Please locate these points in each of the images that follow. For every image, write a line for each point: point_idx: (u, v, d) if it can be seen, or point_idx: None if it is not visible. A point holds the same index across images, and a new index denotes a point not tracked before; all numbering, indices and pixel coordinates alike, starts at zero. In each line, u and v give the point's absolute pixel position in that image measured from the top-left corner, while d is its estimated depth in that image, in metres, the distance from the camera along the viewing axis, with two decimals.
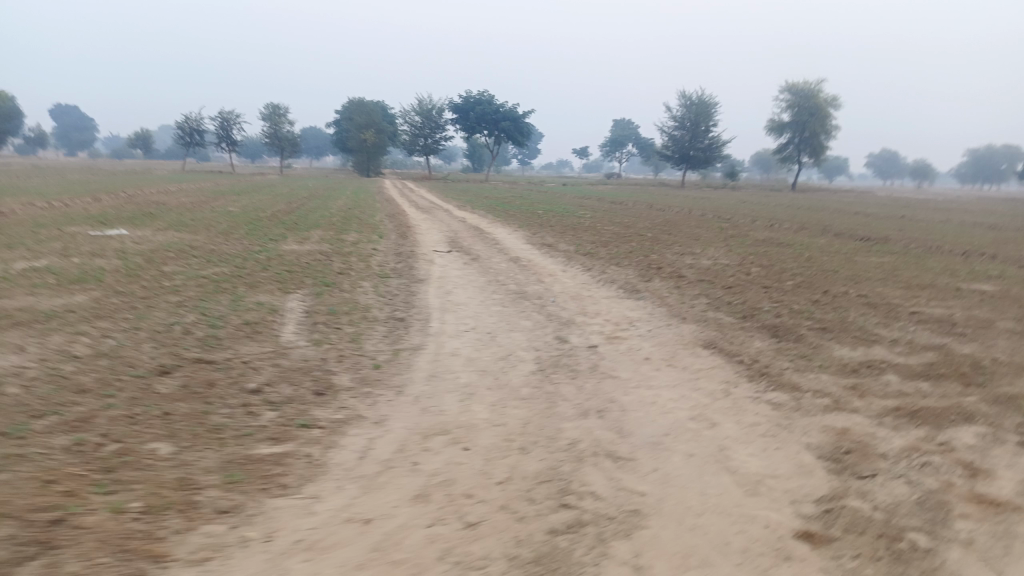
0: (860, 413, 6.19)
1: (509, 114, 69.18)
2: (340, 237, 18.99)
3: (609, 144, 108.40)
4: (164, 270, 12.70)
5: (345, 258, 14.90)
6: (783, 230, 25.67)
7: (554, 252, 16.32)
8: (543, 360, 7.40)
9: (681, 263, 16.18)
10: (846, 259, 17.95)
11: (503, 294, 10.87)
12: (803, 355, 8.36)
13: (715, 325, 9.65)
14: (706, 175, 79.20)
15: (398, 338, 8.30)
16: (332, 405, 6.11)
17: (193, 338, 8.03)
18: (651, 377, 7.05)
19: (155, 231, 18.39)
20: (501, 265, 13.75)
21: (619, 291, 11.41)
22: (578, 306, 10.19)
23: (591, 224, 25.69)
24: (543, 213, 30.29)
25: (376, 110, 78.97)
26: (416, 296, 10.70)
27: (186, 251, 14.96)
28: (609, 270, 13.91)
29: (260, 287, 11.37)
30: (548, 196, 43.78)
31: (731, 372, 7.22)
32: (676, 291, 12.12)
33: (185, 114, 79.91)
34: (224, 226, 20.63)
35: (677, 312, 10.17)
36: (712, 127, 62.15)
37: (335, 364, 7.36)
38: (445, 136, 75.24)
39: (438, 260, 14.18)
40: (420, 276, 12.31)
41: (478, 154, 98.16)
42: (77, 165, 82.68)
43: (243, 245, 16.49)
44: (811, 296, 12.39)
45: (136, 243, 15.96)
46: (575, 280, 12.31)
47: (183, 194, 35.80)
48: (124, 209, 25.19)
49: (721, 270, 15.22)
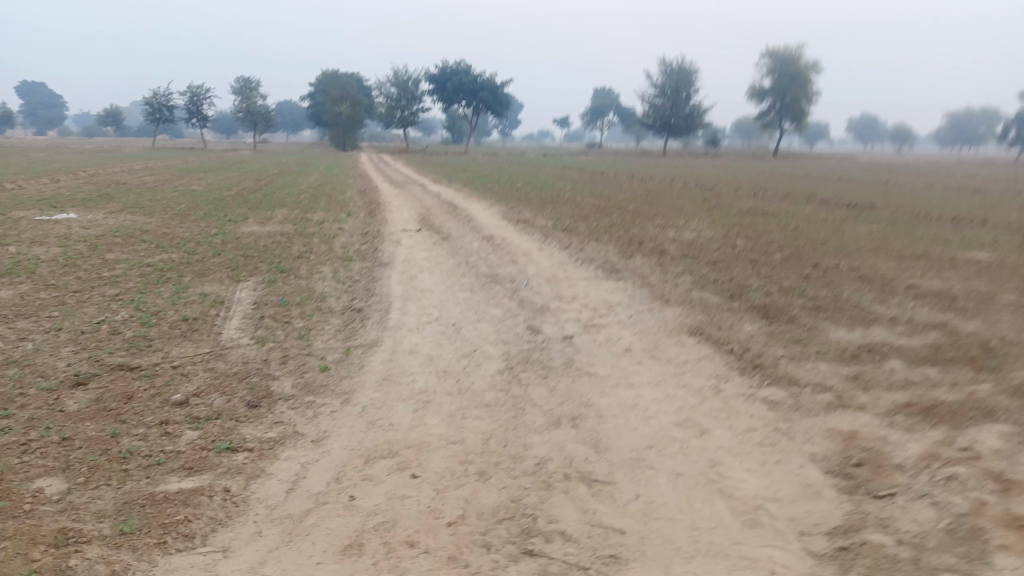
0: (866, 412, 5.49)
1: (487, 85, 67.63)
2: (306, 217, 18.01)
3: (589, 113, 107.05)
4: (106, 258, 11.73)
5: (307, 241, 14.00)
6: (767, 198, 24.96)
7: (530, 228, 15.50)
8: (512, 356, 6.63)
9: (663, 237, 15.43)
10: (834, 228, 17.30)
11: (473, 277, 10.08)
12: (798, 340, 7.66)
13: (701, 308, 8.92)
14: (687, 142, 78.29)
15: (352, 334, 7.49)
16: (265, 420, 5.31)
17: (120, 340, 7.15)
18: (632, 373, 6.29)
19: (107, 214, 17.31)
20: (473, 244, 12.92)
21: (597, 271, 10.64)
22: (553, 290, 9.42)
23: (570, 197, 24.85)
24: (522, 186, 29.41)
25: (350, 82, 77.06)
26: (378, 282, 9.87)
27: (136, 237, 13.97)
28: (588, 247, 13.12)
29: (209, 276, 10.48)
30: (528, 168, 42.74)
31: (720, 364, 6.51)
32: (659, 269, 11.37)
33: (153, 91, 77.57)
34: (184, 207, 19.55)
35: (660, 294, 9.43)
36: (693, 94, 61.14)
37: (276, 367, 6.54)
38: (422, 108, 73.58)
39: (406, 240, 13.32)
40: (384, 259, 11.46)
41: (456, 126, 96.44)
42: (42, 144, 80.13)
43: (200, 228, 15.51)
44: (800, 270, 11.68)
45: (82, 228, 14.91)
46: (551, 260, 11.53)
47: (148, 173, 34.43)
48: (81, 191, 23.96)
49: (706, 244, 14.49)
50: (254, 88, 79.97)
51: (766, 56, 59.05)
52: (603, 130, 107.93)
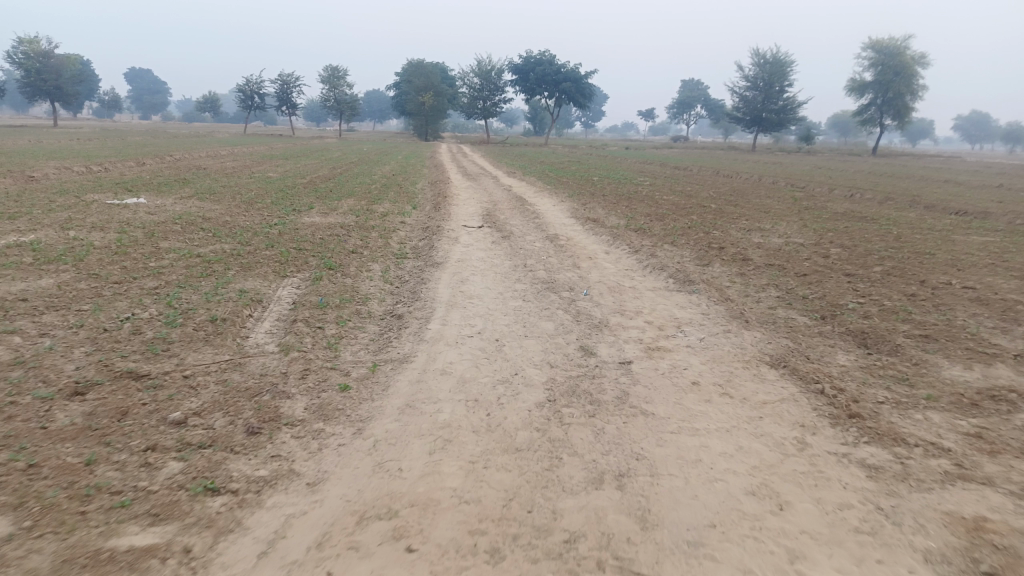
0: (995, 487, 4.34)
1: (570, 75, 66.26)
2: (371, 208, 17.55)
3: (675, 106, 103.96)
4: (160, 246, 11.46)
5: (365, 234, 13.44)
6: (865, 201, 22.97)
7: (601, 228, 14.48)
8: (558, 384, 5.74)
9: (746, 242, 14.14)
10: (942, 238, 15.51)
11: (528, 283, 9.21)
12: (903, 378, 6.45)
13: (785, 331, 7.76)
14: (778, 138, 74.80)
15: (384, 346, 6.75)
16: (260, 452, 4.60)
17: (137, 342, 6.63)
18: (698, 415, 5.31)
19: (176, 200, 17.29)
20: (536, 244, 12.06)
21: (668, 281, 9.58)
22: (615, 303, 8.44)
23: (649, 194, 23.60)
24: (598, 180, 28.29)
25: (435, 71, 77.21)
26: (425, 285, 9.13)
27: (196, 224, 13.75)
28: (661, 252, 12.02)
29: (254, 270, 9.99)
30: (607, 161, 41.51)
31: (806, 410, 5.42)
32: (738, 281, 10.19)
33: (246, 78, 80.00)
34: (253, 194, 19.45)
35: (738, 311, 8.31)
36: (787, 87, 58.11)
37: (292, 384, 5.84)
38: (503, 99, 72.98)
39: (466, 237, 12.59)
40: (439, 258, 10.76)
41: (539, 117, 95.45)
42: (143, 129, 83.95)
43: (261, 217, 15.21)
44: (903, 288, 10.29)
45: (147, 214, 14.83)
46: (618, 267, 10.52)
47: (230, 159, 35.08)
48: (161, 175, 24.36)
49: (794, 252, 13.16)
50: (341, 76, 81.00)
51: (869, 47, 55.46)
52: (689, 124, 104.68)
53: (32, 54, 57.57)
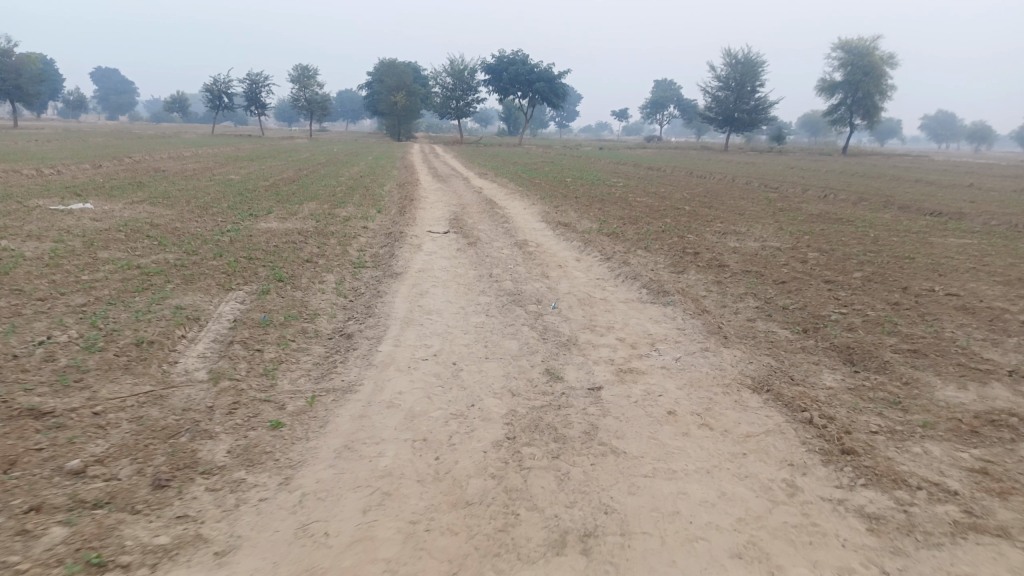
0: (1013, 541, 3.81)
1: (544, 75, 65.74)
2: (333, 212, 16.82)
3: (648, 106, 104.10)
4: (97, 256, 10.64)
5: (323, 241, 12.71)
6: (839, 202, 22.68)
7: (572, 233, 13.89)
8: (519, 417, 5.12)
9: (722, 246, 13.65)
10: (920, 240, 15.17)
11: (492, 295, 8.59)
12: (897, 401, 5.92)
13: (767, 347, 7.22)
14: (750, 137, 75.02)
15: (328, 372, 6.08)
16: (165, 513, 3.91)
17: (46, 371, 5.86)
18: (675, 453, 4.72)
19: (125, 205, 16.38)
20: (503, 251, 11.45)
21: (641, 292, 9.01)
22: (585, 318, 7.83)
23: (622, 195, 23.12)
24: (571, 181, 27.78)
25: (406, 71, 76.31)
26: (381, 299, 8.45)
27: (142, 232, 12.93)
28: (634, 258, 11.46)
29: (197, 283, 9.23)
30: (580, 162, 41.07)
31: (794, 446, 4.86)
32: (715, 290, 9.64)
33: (213, 77, 78.40)
34: (210, 198, 18.58)
35: (716, 325, 7.77)
36: (759, 87, 58.16)
37: (217, 421, 5.15)
38: (477, 99, 72.29)
39: (430, 244, 11.94)
40: (399, 267, 10.10)
41: (512, 117, 94.99)
42: (108, 129, 81.91)
43: (215, 223, 14.40)
44: (886, 296, 9.84)
45: (91, 220, 13.94)
46: (589, 276, 9.93)
47: (192, 160, 33.97)
48: (116, 177, 23.34)
49: (771, 257, 12.69)
50: (312, 76, 79.64)
51: (839, 47, 55.71)
52: (662, 123, 104.76)
53: None
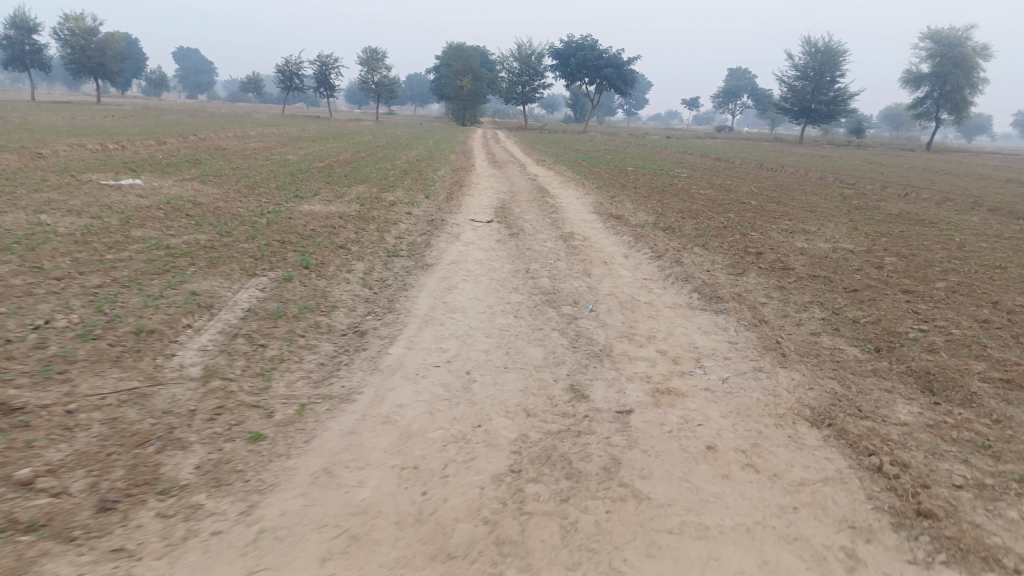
0: None
1: (613, 61, 64.04)
2: (380, 196, 16.37)
3: (721, 95, 100.80)
4: (130, 235, 10.39)
5: (362, 227, 12.22)
6: (921, 202, 21.01)
7: (624, 226, 13.03)
8: (530, 444, 4.42)
9: (788, 247, 12.57)
10: (1014, 248, 13.72)
11: (526, 294, 7.90)
12: (986, 445, 4.96)
13: (831, 369, 6.30)
14: (827, 129, 71.71)
15: (328, 377, 5.51)
16: (100, 545, 3.37)
17: (31, 360, 5.45)
18: (709, 502, 3.95)
19: (175, 182, 16.28)
20: (547, 244, 10.72)
21: (692, 296, 8.15)
22: (624, 325, 7.04)
23: (685, 187, 21.99)
24: (633, 170, 26.70)
25: (474, 54, 75.70)
26: (405, 293, 7.85)
27: (182, 210, 12.69)
28: (688, 257, 10.55)
29: (220, 267, 8.82)
30: (645, 151, 39.79)
31: (857, 503, 4.02)
32: (776, 297, 8.70)
33: (285, 58, 79.50)
34: (261, 177, 18.39)
35: (774, 340, 6.86)
36: (839, 78, 55.25)
37: (194, 430, 4.62)
38: (543, 84, 71.19)
39: (471, 234, 11.31)
40: (433, 258, 9.50)
41: (579, 104, 93.52)
42: (185, 108, 84.20)
43: (258, 203, 14.10)
44: (974, 311, 8.71)
45: (135, 197, 13.81)
46: (636, 276, 9.10)
47: (255, 140, 34.22)
48: (175, 154, 23.49)
49: (842, 260, 11.58)
50: (380, 58, 79.87)
51: (928, 37, 52.36)
52: (734, 113, 101.35)
53: (76, 32, 57.67)
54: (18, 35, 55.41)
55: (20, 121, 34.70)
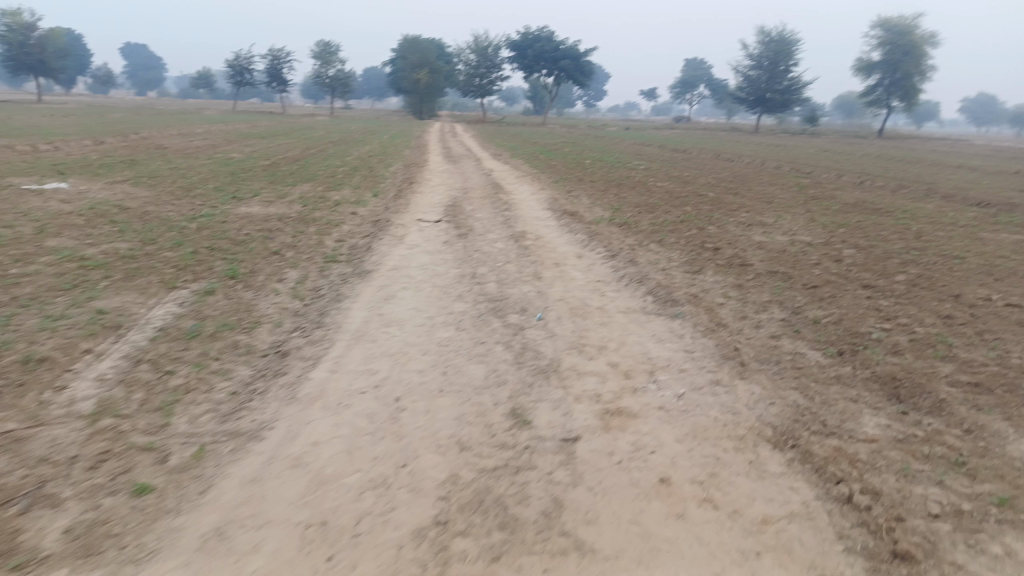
0: None
1: (570, 52, 63.57)
2: (325, 195, 15.63)
3: (678, 86, 101.28)
4: (42, 245, 9.55)
5: (301, 230, 11.52)
6: (876, 190, 20.99)
7: (577, 223, 12.56)
8: (459, 487, 3.87)
9: (745, 241, 12.23)
10: (969, 236, 13.60)
11: (469, 302, 7.33)
12: (961, 462, 4.56)
13: (793, 379, 5.88)
14: (782, 118, 72.44)
15: (239, 409, 4.88)
16: None
17: None
18: (660, 552, 3.46)
19: (104, 185, 15.29)
20: (496, 245, 10.18)
21: (646, 300, 7.67)
22: (574, 335, 6.53)
23: (642, 179, 21.64)
24: (590, 163, 26.29)
25: (430, 47, 74.58)
26: (338, 305, 7.22)
27: (107, 216, 11.82)
28: (644, 256, 10.11)
29: (137, 280, 8.08)
30: (602, 143, 39.52)
31: (827, 546, 3.57)
32: (733, 297, 8.28)
33: (235, 53, 77.29)
34: (200, 178, 17.46)
35: (733, 347, 6.42)
36: (793, 67, 55.65)
37: (72, 482, 3.97)
38: (501, 76, 70.47)
39: (416, 235, 10.71)
40: (373, 263, 8.88)
41: (537, 96, 93.04)
42: (133, 104, 81.45)
43: (192, 206, 13.26)
44: (935, 305, 8.41)
45: (57, 202, 12.86)
46: (589, 279, 8.60)
47: (202, 137, 32.96)
48: (111, 155, 22.33)
49: (800, 254, 11.27)
50: (334, 52, 78.19)
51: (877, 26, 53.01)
52: (691, 103, 101.91)
53: (13, 27, 55.07)
54: None
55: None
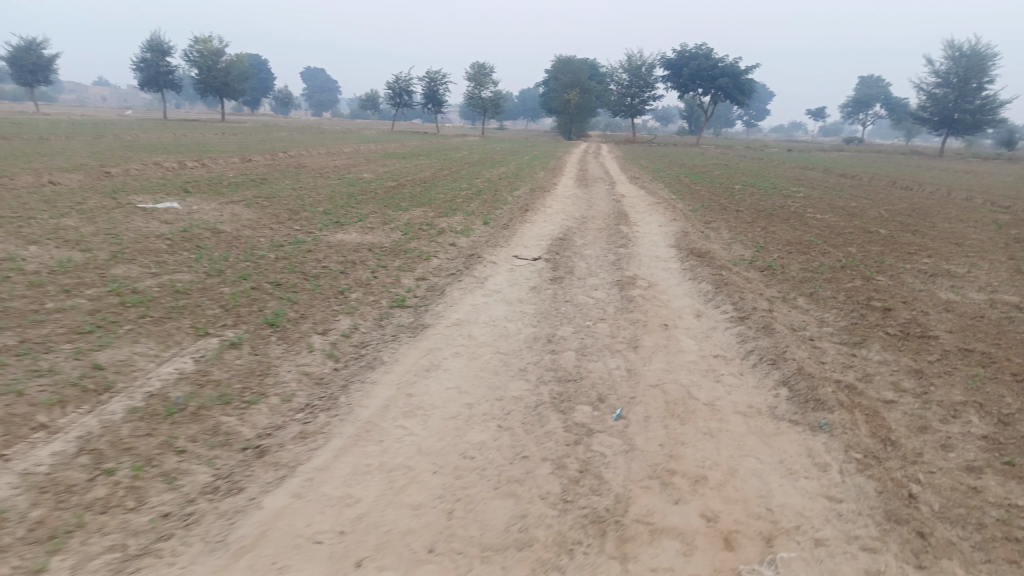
0: None
1: (729, 70, 59.72)
2: (432, 221, 14.47)
3: (849, 106, 93.35)
4: (103, 273, 8.88)
5: (384, 263, 10.28)
6: None
7: (706, 266, 10.46)
8: None
9: (925, 299, 9.55)
10: None
11: (533, 381, 5.58)
12: None
13: (1011, 564, 3.64)
14: (972, 141, 64.25)
15: (146, 551, 3.46)
16: None
17: None
18: None
19: (216, 205, 14.98)
20: (596, 295, 8.36)
21: (778, 395, 5.55)
22: (663, 450, 4.60)
23: (798, 210, 18.81)
24: (739, 189, 23.61)
25: (582, 66, 73.30)
26: (368, 375, 5.74)
27: (194, 240, 11.20)
28: (784, 317, 7.88)
29: (167, 323, 7.06)
30: (759, 166, 36.15)
31: None
32: (907, 394, 5.96)
33: (394, 76, 80.12)
34: (315, 199, 16.96)
35: (906, 493, 4.22)
36: (989, 84, 48.78)
37: None
38: (653, 96, 67.70)
39: (505, 277, 9.15)
40: (437, 315, 7.37)
41: (692, 116, 89.16)
42: (303, 123, 86.58)
43: (286, 231, 12.48)
44: None
45: (156, 223, 12.51)
46: (703, 351, 6.57)
47: (346, 157, 33.38)
48: (248, 173, 22.66)
49: (1003, 323, 8.51)
50: (488, 73, 78.98)
51: None
52: (864, 123, 93.56)
53: (205, 53, 59.63)
54: (154, 58, 58.31)
55: (128, 138, 35.42)
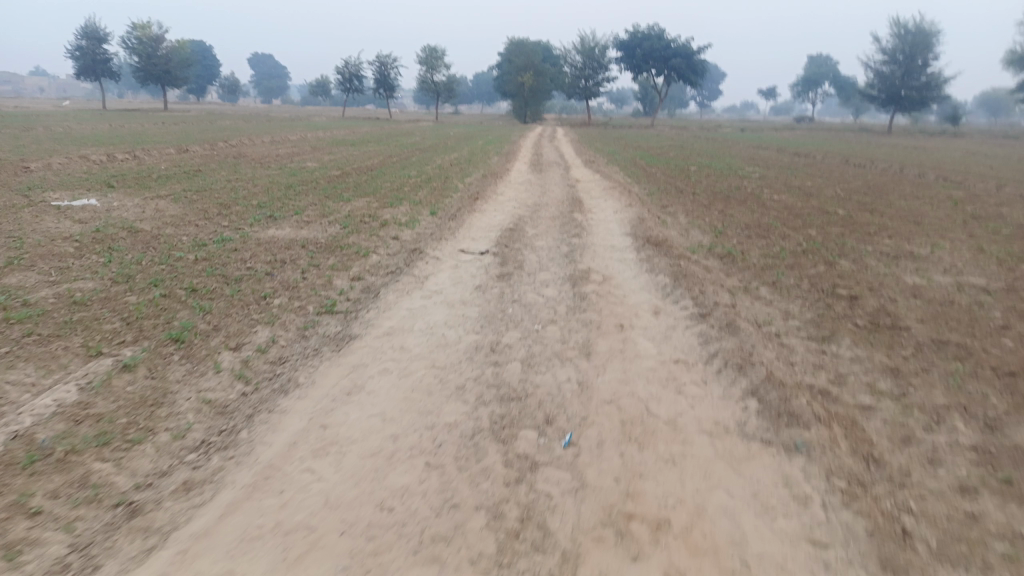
0: None
1: (682, 51, 59.40)
2: (375, 213, 13.57)
3: (800, 85, 94.25)
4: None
5: (317, 262, 9.41)
6: None
7: (663, 255, 9.84)
8: None
9: (892, 285, 9.06)
10: None
11: (470, 403, 4.85)
12: None
13: None
14: (918, 118, 65.28)
15: None
16: None
17: None
18: None
19: (139, 201, 13.83)
20: (545, 293, 7.65)
21: (747, 409, 4.91)
22: (619, 486, 3.93)
23: (755, 191, 18.37)
24: (694, 171, 23.16)
25: (535, 49, 72.30)
26: (279, 401, 4.95)
27: (106, 242, 10.14)
28: (748, 312, 7.28)
29: (55, 341, 6.13)
30: (714, 146, 35.85)
31: None
32: (886, 398, 5.38)
33: (343, 61, 78.02)
34: (250, 192, 15.88)
35: (899, 529, 3.63)
36: (934, 61, 49.37)
37: None
38: (608, 78, 67.11)
39: (446, 275, 8.37)
40: (367, 324, 6.57)
41: (645, 97, 89.03)
42: (250, 110, 83.84)
43: (213, 228, 11.48)
44: None
45: (68, 223, 11.40)
46: (662, 356, 5.92)
47: (291, 145, 32.03)
48: (182, 164, 21.35)
49: (972, 309, 8.06)
50: (439, 57, 77.41)
51: None
52: (815, 102, 94.59)
53: (143, 40, 56.98)
54: (89, 45, 55.53)
55: (59, 130, 33.45)
